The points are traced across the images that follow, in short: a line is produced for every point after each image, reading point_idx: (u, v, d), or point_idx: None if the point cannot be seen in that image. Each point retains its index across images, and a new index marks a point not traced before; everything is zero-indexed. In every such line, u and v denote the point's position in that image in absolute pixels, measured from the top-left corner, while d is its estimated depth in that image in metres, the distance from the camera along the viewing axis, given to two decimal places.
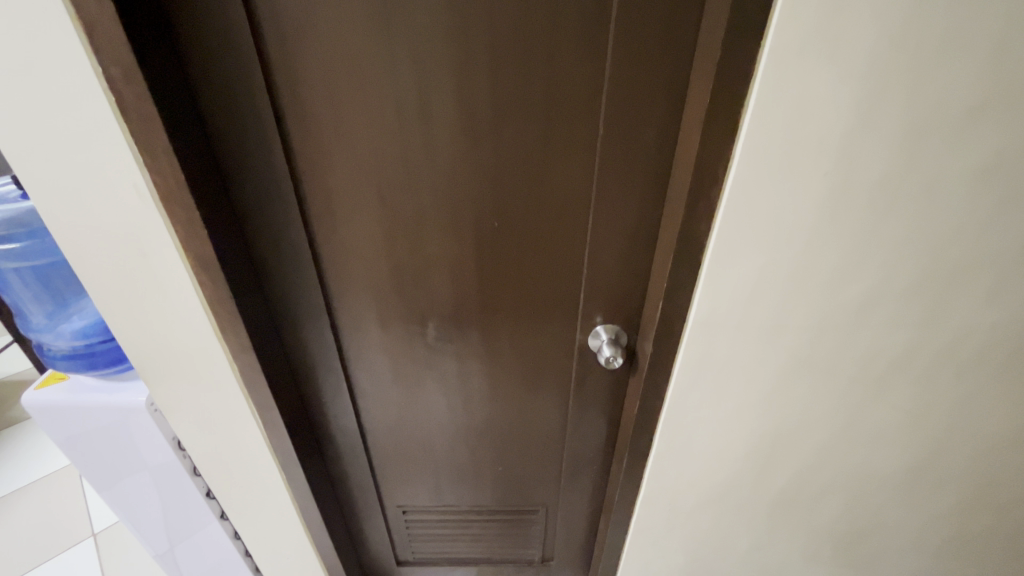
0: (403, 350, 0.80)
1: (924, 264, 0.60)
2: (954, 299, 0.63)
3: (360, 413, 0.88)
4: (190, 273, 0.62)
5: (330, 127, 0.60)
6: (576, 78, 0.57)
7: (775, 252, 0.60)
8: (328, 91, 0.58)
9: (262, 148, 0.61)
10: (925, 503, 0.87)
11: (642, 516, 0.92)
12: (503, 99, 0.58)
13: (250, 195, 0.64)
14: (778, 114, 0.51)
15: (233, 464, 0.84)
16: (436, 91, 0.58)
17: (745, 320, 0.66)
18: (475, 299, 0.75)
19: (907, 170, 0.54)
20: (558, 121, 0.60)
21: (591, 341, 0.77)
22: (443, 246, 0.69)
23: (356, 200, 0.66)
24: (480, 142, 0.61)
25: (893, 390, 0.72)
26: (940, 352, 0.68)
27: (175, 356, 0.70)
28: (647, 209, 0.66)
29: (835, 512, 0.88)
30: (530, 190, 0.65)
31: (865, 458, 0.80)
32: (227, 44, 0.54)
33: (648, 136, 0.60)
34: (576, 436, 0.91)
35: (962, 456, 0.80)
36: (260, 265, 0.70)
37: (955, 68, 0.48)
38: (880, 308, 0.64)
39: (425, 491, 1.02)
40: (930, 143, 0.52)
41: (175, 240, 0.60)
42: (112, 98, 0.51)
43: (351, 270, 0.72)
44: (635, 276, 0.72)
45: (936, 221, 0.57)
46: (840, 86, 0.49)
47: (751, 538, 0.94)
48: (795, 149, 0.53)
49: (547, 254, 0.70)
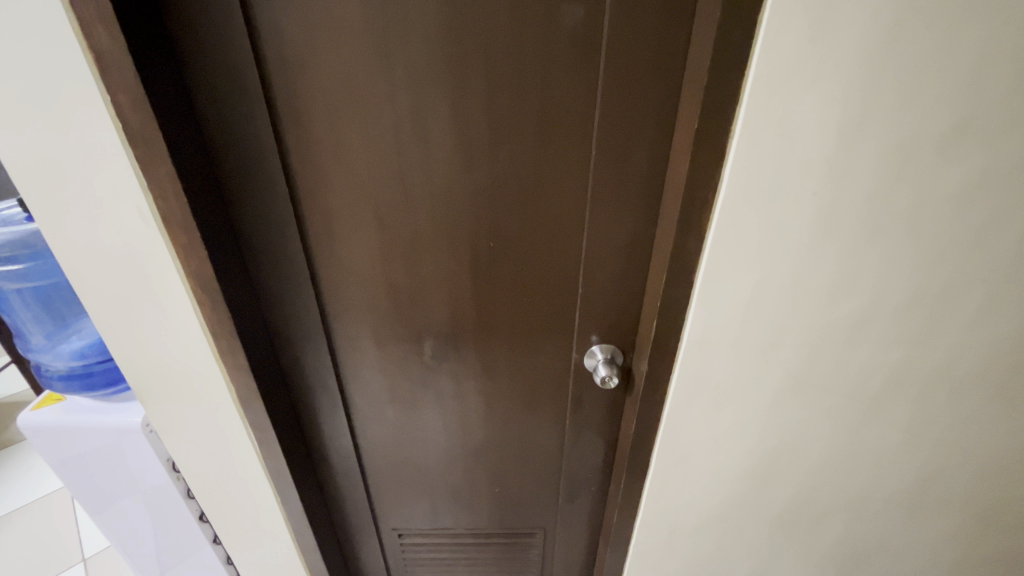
0: (399, 370, 0.80)
1: (915, 282, 0.61)
2: (947, 316, 0.64)
3: (356, 434, 0.88)
4: (189, 293, 0.63)
5: (331, 149, 0.62)
6: (569, 104, 0.59)
7: (768, 271, 0.61)
8: (329, 116, 0.60)
9: (263, 169, 0.62)
10: (929, 524, 0.85)
11: (641, 539, 0.90)
12: (500, 122, 0.60)
13: (249, 216, 0.65)
14: (766, 138, 0.53)
15: (227, 487, 0.83)
16: (434, 116, 0.59)
17: (741, 339, 0.66)
18: (472, 318, 0.75)
19: (894, 189, 0.55)
20: (552, 143, 0.61)
21: (587, 360, 0.77)
22: (440, 265, 0.70)
23: (355, 220, 0.67)
24: (476, 163, 0.62)
25: (891, 407, 0.72)
26: (935, 368, 0.68)
27: (172, 376, 0.70)
28: (642, 228, 0.66)
29: (837, 534, 0.87)
30: (525, 211, 0.66)
31: (866, 477, 0.80)
32: (230, 70, 0.56)
33: (640, 159, 0.62)
34: (574, 457, 0.91)
35: (964, 475, 0.79)
36: (259, 285, 0.70)
37: (934, 91, 0.50)
38: (874, 326, 0.65)
39: (421, 513, 1.00)
40: (915, 164, 0.54)
41: (176, 261, 0.61)
42: (120, 124, 0.52)
43: (349, 289, 0.72)
44: (630, 296, 0.72)
45: (925, 238, 0.58)
46: (824, 110, 0.51)
47: (754, 561, 0.92)
48: (783, 170, 0.54)
49: (542, 274, 0.71)
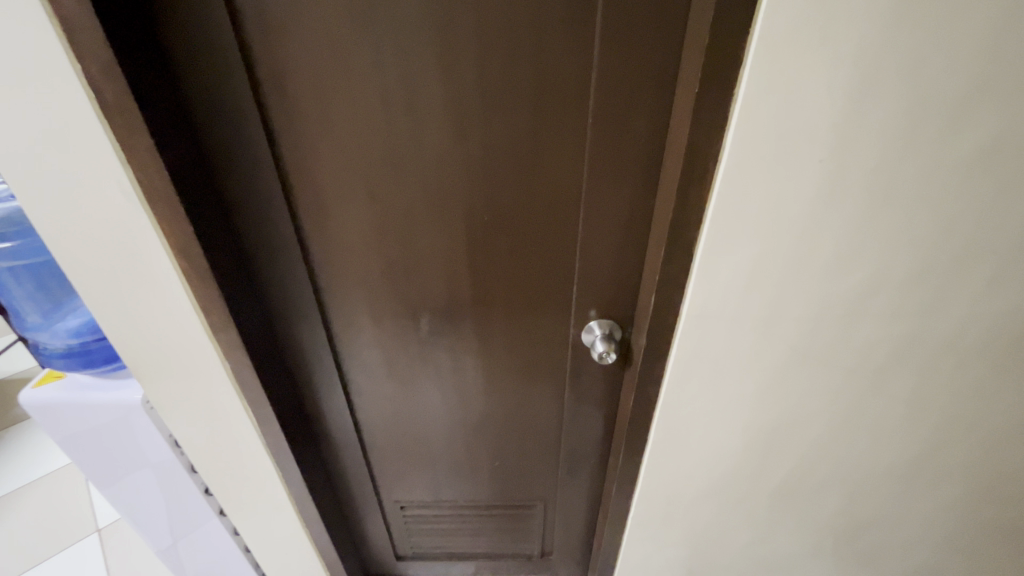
0: (396, 346, 0.80)
1: (922, 254, 0.59)
2: (953, 290, 0.62)
3: (356, 410, 0.88)
4: (177, 269, 0.62)
5: (317, 121, 0.60)
6: (564, 68, 0.56)
7: (769, 244, 0.59)
8: (314, 86, 0.57)
9: (248, 141, 0.60)
10: (927, 495, 0.86)
11: (640, 510, 0.91)
12: (493, 88, 0.57)
13: (236, 191, 0.63)
14: (770, 104, 0.50)
15: (229, 462, 0.84)
16: (422, 83, 0.57)
17: (740, 313, 0.65)
18: (468, 293, 0.74)
19: (905, 156, 0.52)
20: (547, 111, 0.59)
21: (585, 335, 0.76)
22: (434, 239, 0.68)
23: (344, 195, 0.65)
24: (469, 133, 0.60)
25: (892, 381, 0.71)
26: (939, 342, 0.67)
27: (167, 354, 0.70)
28: (640, 200, 0.64)
29: (834, 505, 0.87)
30: (520, 182, 0.64)
31: (866, 450, 0.79)
32: (207, 38, 0.53)
33: (639, 128, 0.59)
34: (573, 431, 0.91)
35: (963, 448, 0.79)
36: (251, 262, 0.69)
37: (951, 52, 0.46)
38: (878, 300, 0.63)
39: (422, 486, 1.01)
40: (926, 131, 0.51)
41: (161, 237, 0.59)
42: (92, 95, 0.50)
43: (342, 265, 0.71)
44: (628, 270, 0.71)
45: (934, 209, 0.56)
46: (833, 72, 0.48)
47: (750, 531, 0.93)
48: (787, 138, 0.52)
49: (538, 248, 0.69)
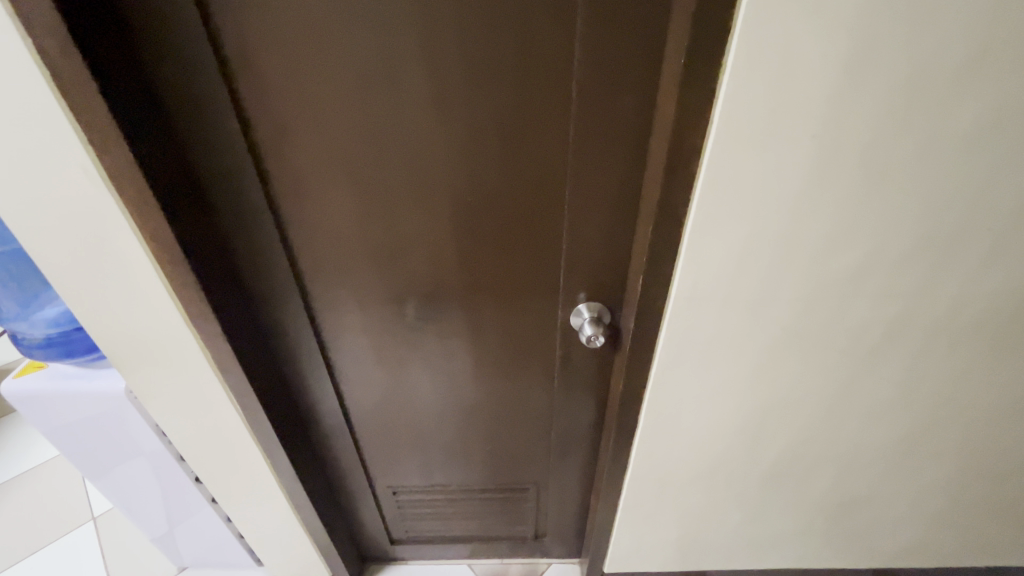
0: (382, 331, 0.78)
1: (917, 231, 0.58)
2: (947, 267, 0.61)
3: (344, 396, 0.87)
4: (148, 255, 0.60)
5: (290, 100, 0.57)
6: (545, 41, 0.54)
7: (759, 223, 0.57)
8: (286, 62, 0.55)
9: (217, 122, 0.58)
10: (918, 472, 0.86)
11: (631, 492, 0.91)
12: (471, 62, 0.55)
13: (208, 174, 0.61)
14: (760, 75, 0.48)
15: (215, 450, 0.83)
16: (399, 58, 0.54)
17: (730, 294, 0.64)
18: (454, 277, 0.72)
19: (900, 129, 0.51)
20: (530, 86, 0.56)
21: (574, 318, 0.75)
22: (417, 222, 0.67)
23: (322, 177, 0.63)
24: (449, 110, 0.58)
25: (884, 360, 0.70)
26: (932, 321, 0.66)
27: (145, 342, 0.68)
28: (627, 180, 0.62)
29: (825, 484, 0.88)
30: (504, 162, 0.62)
31: (857, 429, 0.79)
32: (168, 13, 0.51)
33: (625, 105, 0.57)
34: (563, 414, 0.90)
35: (955, 425, 0.79)
36: (228, 248, 0.68)
37: (950, 18, 0.44)
38: (872, 279, 0.62)
39: (414, 471, 1.01)
40: (923, 103, 0.49)
41: (130, 221, 0.58)
42: (48, 74, 0.48)
43: (323, 249, 0.69)
44: (616, 252, 0.69)
45: (930, 184, 0.54)
46: (826, 42, 0.46)
47: (741, 511, 0.94)
48: (778, 112, 0.50)
49: (524, 230, 0.67)
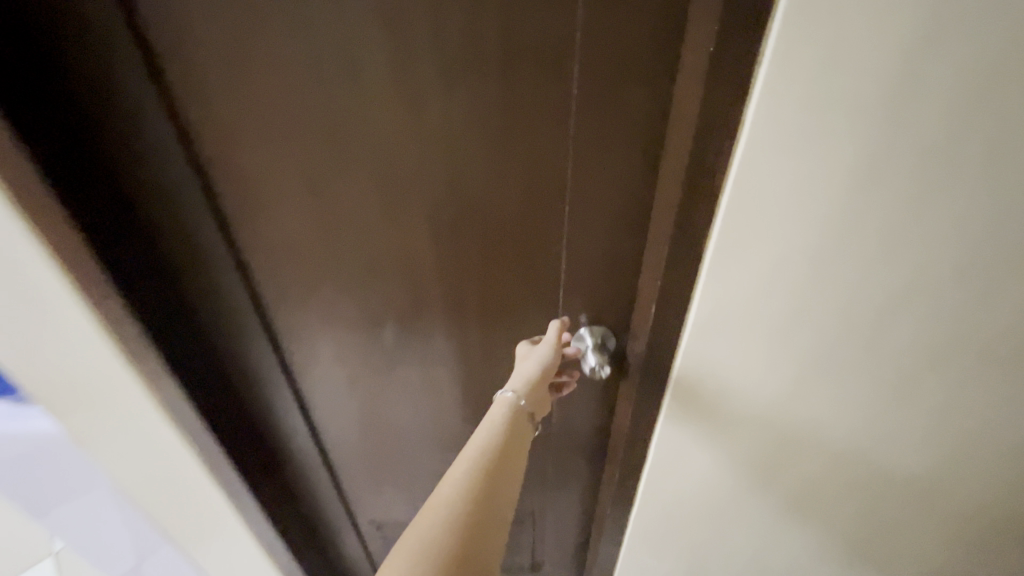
0: (357, 360, 0.70)
1: (978, 251, 0.49)
2: (1009, 293, 0.52)
3: (317, 428, 0.79)
4: (67, 283, 0.52)
5: (239, 98, 0.49)
6: (540, 28, 0.45)
7: (794, 240, 0.49)
8: (233, 54, 0.47)
9: (143, 122, 0.50)
10: (953, 514, 0.77)
11: (637, 526, 0.84)
12: (449, 53, 0.46)
13: (139, 181, 0.54)
14: (803, 66, 0.40)
15: (163, 504, 0.72)
16: (365, 48, 0.46)
17: (756, 319, 0.55)
18: (439, 297, 0.64)
19: (968, 130, 0.42)
20: (519, 81, 0.48)
21: (574, 345, 0.67)
22: (390, 237, 0.58)
23: (277, 186, 0.55)
24: (425, 109, 0.50)
25: (925, 392, 0.62)
26: (985, 351, 0.57)
27: (73, 381, 0.59)
28: (638, 189, 0.55)
29: (848, 522, 0.79)
30: (489, 169, 0.53)
31: (888, 466, 0.71)
32: None
33: (637, 103, 0.49)
34: (562, 442, 0.83)
35: (998, 464, 0.70)
36: (168, 265, 0.60)
37: None
38: (919, 304, 0.53)
39: (399, 505, 0.93)
40: (999, 100, 0.40)
41: (40, 244, 0.49)
42: None
43: (285, 270, 0.61)
44: (624, 269, 0.61)
45: (998, 198, 0.45)
46: (884, 25, 0.38)
47: (755, 543, 0.86)
48: (823, 110, 0.42)
49: (517, 245, 0.59)
